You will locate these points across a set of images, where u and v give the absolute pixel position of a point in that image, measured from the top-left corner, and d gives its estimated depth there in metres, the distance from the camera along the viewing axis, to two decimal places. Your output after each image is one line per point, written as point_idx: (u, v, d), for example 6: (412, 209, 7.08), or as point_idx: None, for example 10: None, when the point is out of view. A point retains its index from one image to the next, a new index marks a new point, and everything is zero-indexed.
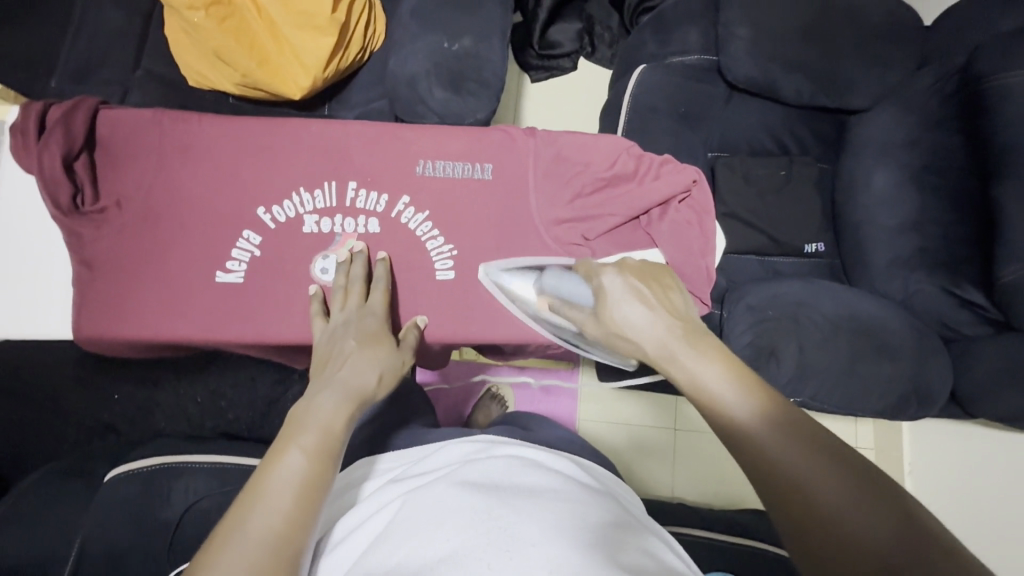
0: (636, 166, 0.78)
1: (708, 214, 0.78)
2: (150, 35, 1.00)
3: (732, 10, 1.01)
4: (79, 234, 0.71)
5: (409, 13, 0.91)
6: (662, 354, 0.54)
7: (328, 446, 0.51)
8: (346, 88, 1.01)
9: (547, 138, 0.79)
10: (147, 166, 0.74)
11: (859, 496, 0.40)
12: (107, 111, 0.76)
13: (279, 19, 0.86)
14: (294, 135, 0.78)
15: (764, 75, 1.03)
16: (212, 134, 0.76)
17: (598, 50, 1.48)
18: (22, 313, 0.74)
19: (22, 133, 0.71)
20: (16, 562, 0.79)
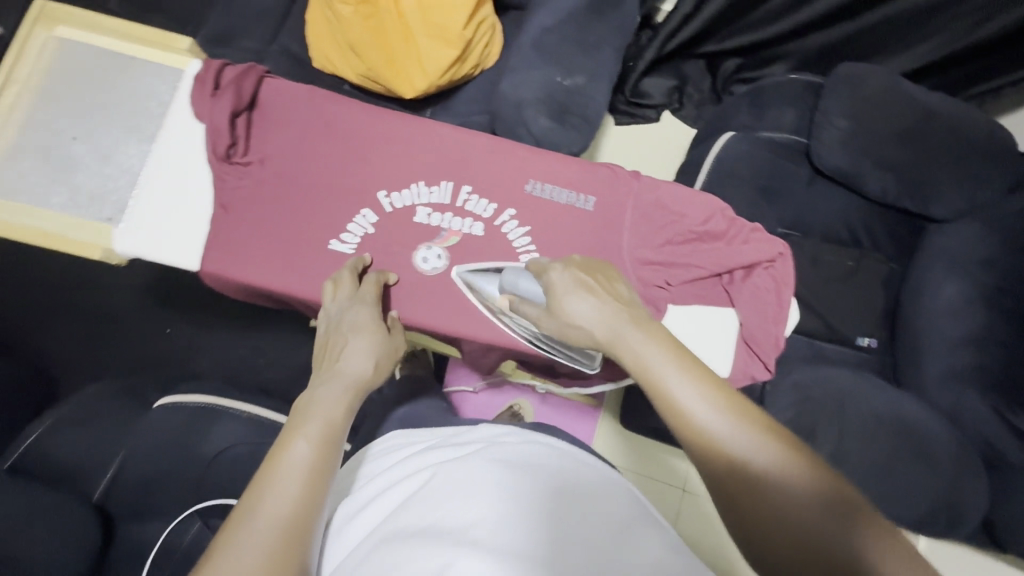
0: (727, 228, 0.80)
1: (790, 286, 0.79)
2: (292, 17, 1.10)
3: (831, 101, 1.06)
4: (224, 180, 0.78)
5: (531, 44, 0.98)
6: (611, 339, 0.61)
7: (328, 436, 0.58)
8: (452, 97, 1.08)
9: (649, 183, 0.81)
10: (295, 134, 0.81)
11: (809, 482, 0.47)
12: (271, 80, 0.83)
13: (414, 25, 0.92)
14: (426, 132, 0.83)
15: (850, 167, 1.05)
16: (356, 117, 0.83)
17: (685, 108, 1.52)
18: (151, 238, 0.76)
19: (200, 82, 0.79)
20: (68, 459, 0.87)
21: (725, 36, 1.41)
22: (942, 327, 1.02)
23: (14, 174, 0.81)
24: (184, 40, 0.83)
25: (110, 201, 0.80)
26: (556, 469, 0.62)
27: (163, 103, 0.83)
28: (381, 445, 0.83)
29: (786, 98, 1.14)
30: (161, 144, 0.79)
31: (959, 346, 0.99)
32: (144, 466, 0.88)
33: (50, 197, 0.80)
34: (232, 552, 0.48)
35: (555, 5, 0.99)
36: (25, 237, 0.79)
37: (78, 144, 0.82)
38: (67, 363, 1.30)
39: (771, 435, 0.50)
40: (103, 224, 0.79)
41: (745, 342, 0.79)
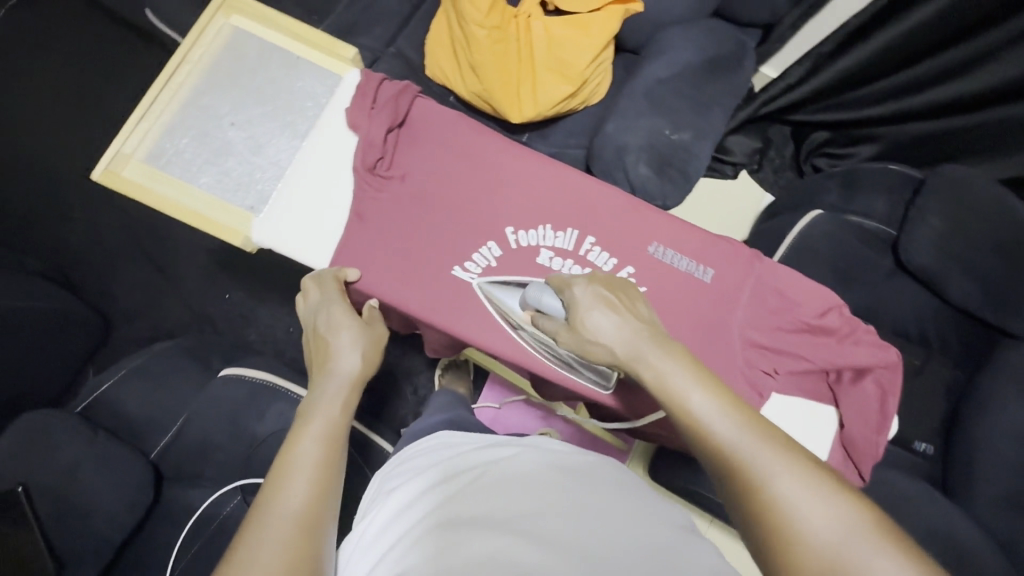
0: (842, 325, 0.77)
1: (894, 395, 0.76)
2: (411, 22, 1.12)
3: (929, 199, 1.03)
4: (365, 190, 0.80)
5: (642, 90, 0.98)
6: (629, 359, 0.61)
7: (330, 430, 0.62)
8: (552, 126, 1.09)
9: (771, 267, 0.79)
10: (439, 157, 0.83)
11: (833, 504, 0.47)
12: (424, 101, 0.85)
13: (537, 56, 0.92)
14: (562, 175, 0.82)
15: (938, 268, 1.02)
16: (499, 149, 0.83)
17: (763, 170, 1.53)
18: (294, 233, 0.79)
19: (362, 94, 0.82)
20: (135, 413, 0.90)
21: (819, 107, 1.37)
22: (1005, 449, 0.98)
23: (169, 146, 0.81)
24: (355, 49, 0.84)
25: (257, 190, 0.80)
26: (604, 481, 0.63)
27: (321, 105, 0.84)
28: (425, 439, 0.80)
29: (880, 187, 1.13)
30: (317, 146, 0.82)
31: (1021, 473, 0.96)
32: (198, 432, 0.90)
33: (200, 176, 0.80)
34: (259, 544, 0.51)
35: (671, 57, 0.99)
36: (172, 212, 0.78)
37: (235, 129, 0.82)
38: (130, 309, 1.35)
39: (789, 454, 0.51)
40: (245, 211, 0.79)
41: (843, 445, 0.77)
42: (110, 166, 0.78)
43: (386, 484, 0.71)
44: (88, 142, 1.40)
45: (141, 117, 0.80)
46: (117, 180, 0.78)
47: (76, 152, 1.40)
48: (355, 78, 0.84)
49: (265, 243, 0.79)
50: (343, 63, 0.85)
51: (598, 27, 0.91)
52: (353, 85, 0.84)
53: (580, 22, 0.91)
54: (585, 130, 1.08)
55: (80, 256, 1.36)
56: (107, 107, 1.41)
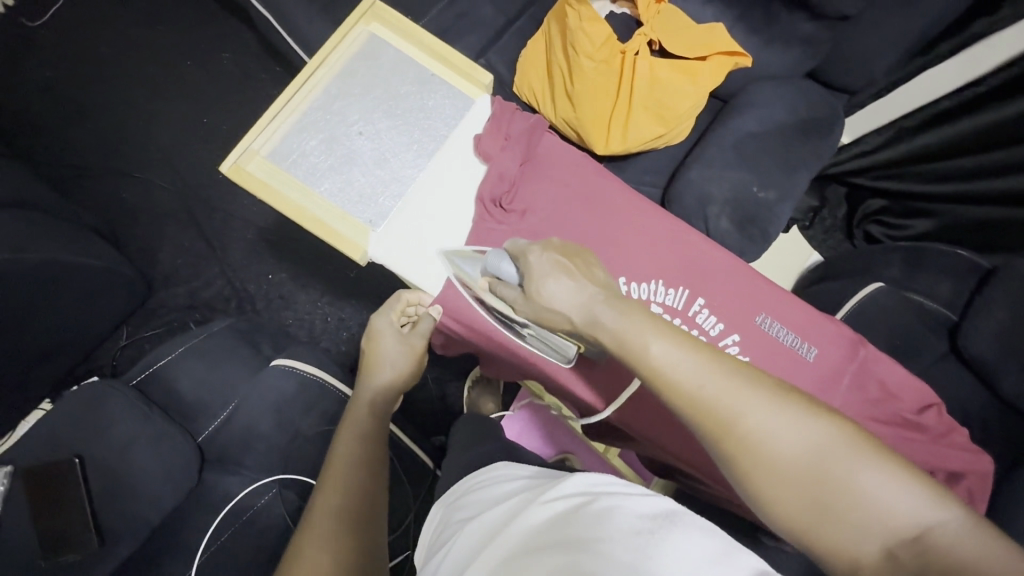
0: (937, 426, 0.77)
1: (981, 501, 0.72)
2: (504, 36, 1.12)
3: (996, 291, 1.03)
4: (484, 219, 0.80)
5: (733, 142, 0.98)
6: (588, 321, 0.57)
7: (361, 425, 0.76)
8: (629, 159, 1.08)
9: (874, 356, 0.79)
10: (559, 195, 0.83)
11: (802, 421, 0.48)
12: (551, 138, 0.86)
13: (637, 95, 0.92)
14: (676, 232, 0.83)
15: (998, 362, 0.99)
16: (618, 197, 0.84)
17: (813, 228, 1.52)
18: (409, 256, 0.80)
19: (498, 123, 0.83)
20: (184, 393, 0.91)
21: (883, 174, 1.36)
22: None
23: (297, 146, 0.80)
24: (491, 77, 0.84)
25: (377, 204, 0.80)
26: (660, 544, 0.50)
27: (451, 128, 0.85)
28: (485, 471, 0.77)
29: (943, 270, 1.13)
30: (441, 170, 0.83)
31: None
32: (245, 420, 0.89)
33: (324, 183, 0.80)
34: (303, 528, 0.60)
35: (764, 112, 0.99)
36: (294, 216, 0.78)
37: (363, 140, 0.82)
38: (172, 276, 1.33)
39: (750, 379, 0.50)
40: (364, 224, 0.79)
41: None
42: (239, 161, 0.78)
43: (457, 516, 0.69)
44: (153, 102, 1.39)
45: (272, 116, 0.80)
46: (245, 176, 0.78)
47: (139, 110, 1.38)
48: (484, 105, 0.85)
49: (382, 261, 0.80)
50: (477, 83, 0.85)
51: (706, 77, 0.91)
52: (485, 113, 0.85)
53: (686, 68, 0.91)
54: (662, 170, 1.08)
55: (127, 215, 1.34)
56: (176, 69, 1.40)
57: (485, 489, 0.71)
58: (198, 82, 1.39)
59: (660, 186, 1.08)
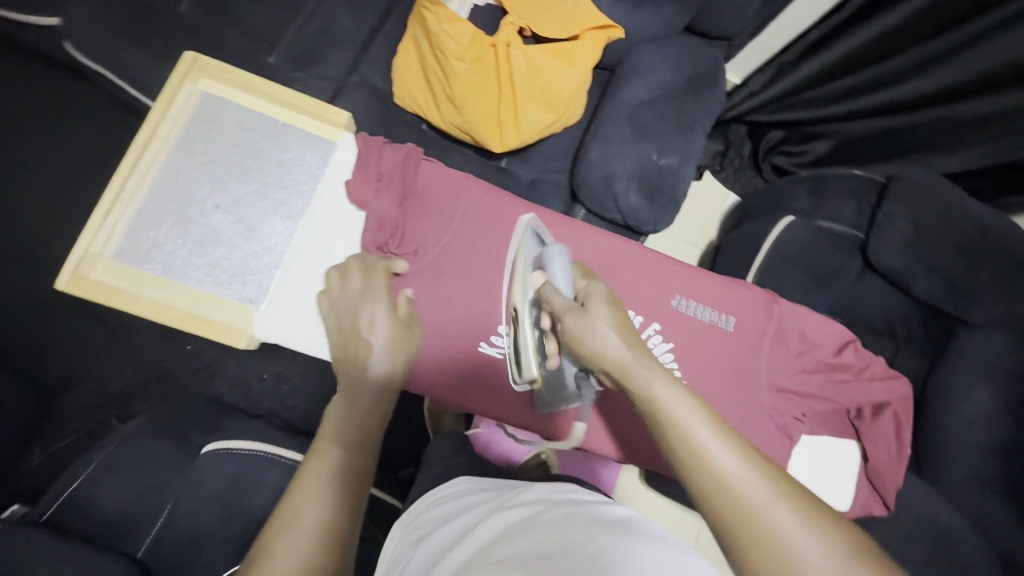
0: (857, 361, 0.81)
1: (909, 424, 0.79)
2: (373, 47, 1.06)
3: (896, 204, 1.09)
4: (380, 269, 0.78)
5: (625, 115, 0.97)
6: (636, 368, 0.56)
7: (357, 422, 0.64)
8: (530, 149, 1.07)
9: (788, 310, 0.81)
10: (448, 225, 0.80)
11: (825, 544, 0.46)
12: (428, 162, 0.83)
13: (520, 87, 0.89)
14: (575, 236, 0.82)
15: (906, 269, 1.09)
16: (510, 212, 0.82)
17: (725, 170, 1.56)
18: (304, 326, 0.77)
19: (365, 166, 0.80)
20: (109, 510, 0.83)
21: (774, 108, 1.40)
22: (970, 431, 1.06)
23: (145, 239, 0.75)
24: (348, 114, 0.81)
25: (253, 280, 0.76)
26: (621, 535, 0.51)
27: (316, 178, 0.80)
28: (445, 490, 0.73)
29: (846, 191, 1.17)
30: (318, 227, 0.79)
31: (989, 453, 1.04)
32: (188, 518, 0.83)
33: (188, 272, 0.75)
34: (285, 539, 0.51)
35: (651, 78, 0.99)
36: (162, 317, 0.73)
37: (220, 214, 0.77)
38: (75, 375, 1.19)
39: (778, 480, 0.49)
40: (244, 304, 0.75)
41: (868, 477, 0.80)
42: (80, 269, 0.72)
43: (409, 539, 0.64)
44: None
45: (105, 212, 0.74)
46: (91, 286, 0.72)
47: None
48: (348, 143, 0.82)
49: (276, 339, 0.76)
50: (336, 122, 0.82)
51: (582, 57, 0.88)
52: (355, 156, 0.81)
53: (560, 50, 0.88)
54: (565, 154, 1.07)
55: None
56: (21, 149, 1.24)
57: (444, 503, 0.68)
58: (48, 157, 1.24)
59: (566, 171, 1.07)
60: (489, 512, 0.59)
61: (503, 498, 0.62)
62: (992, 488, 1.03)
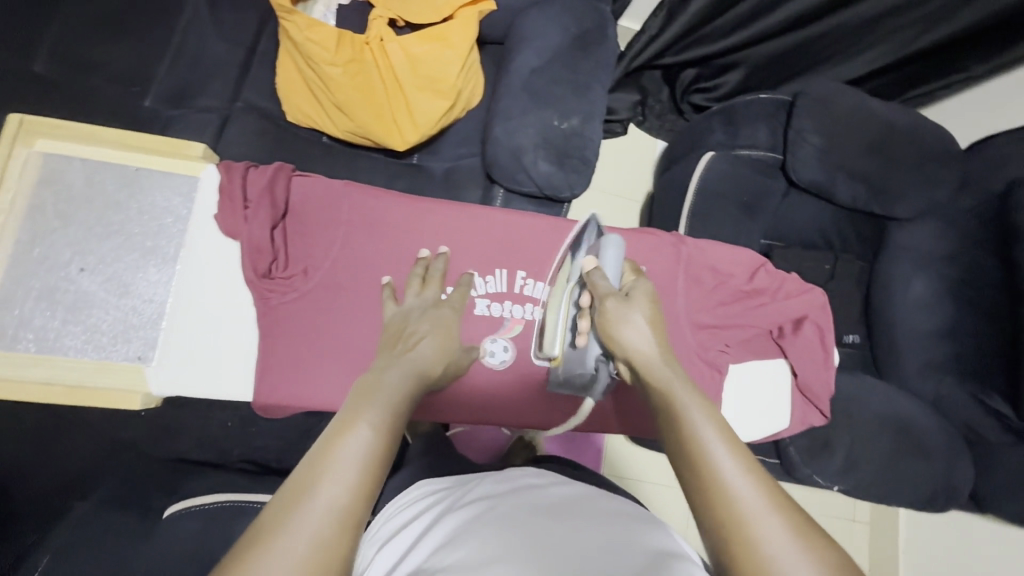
0: (770, 282, 0.84)
1: (831, 331, 0.83)
2: (253, 69, 1.02)
3: (803, 118, 1.09)
4: (269, 298, 0.76)
5: (519, 85, 0.96)
6: (657, 368, 0.60)
7: (394, 411, 0.55)
8: (437, 140, 1.05)
9: (695, 247, 0.82)
10: (334, 239, 0.79)
11: (811, 564, 0.43)
12: (299, 179, 0.81)
13: (404, 78, 0.87)
14: (469, 219, 0.84)
15: (828, 180, 1.10)
16: (396, 211, 0.82)
17: (648, 120, 1.55)
18: (203, 370, 0.75)
19: (230, 197, 0.77)
20: None
21: (680, 46, 1.39)
22: (915, 321, 1.11)
23: (7, 320, 0.71)
24: (202, 147, 0.78)
25: (138, 336, 0.74)
26: (576, 511, 0.59)
27: (183, 220, 0.77)
28: (399, 498, 0.74)
29: (757, 115, 1.18)
30: (197, 268, 0.76)
31: (935, 338, 1.09)
32: None
33: (65, 343, 0.72)
34: (295, 519, 0.44)
35: (539, 43, 0.97)
36: (41, 396, 0.69)
37: (88, 276, 0.74)
38: None
39: (776, 499, 0.48)
40: (133, 362, 0.73)
41: (801, 391, 0.83)
42: None
43: (372, 547, 0.64)
44: None
45: None
46: None
47: None
48: (210, 176, 0.78)
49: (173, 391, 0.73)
50: (189, 156, 0.78)
51: (456, 36, 0.86)
52: (219, 188, 0.78)
53: (436, 35, 0.86)
54: (473, 138, 1.06)
55: None
56: None
57: (404, 508, 0.69)
58: None
59: (477, 154, 1.05)
60: (455, 512, 0.61)
61: (462, 496, 0.65)
62: (944, 369, 1.08)
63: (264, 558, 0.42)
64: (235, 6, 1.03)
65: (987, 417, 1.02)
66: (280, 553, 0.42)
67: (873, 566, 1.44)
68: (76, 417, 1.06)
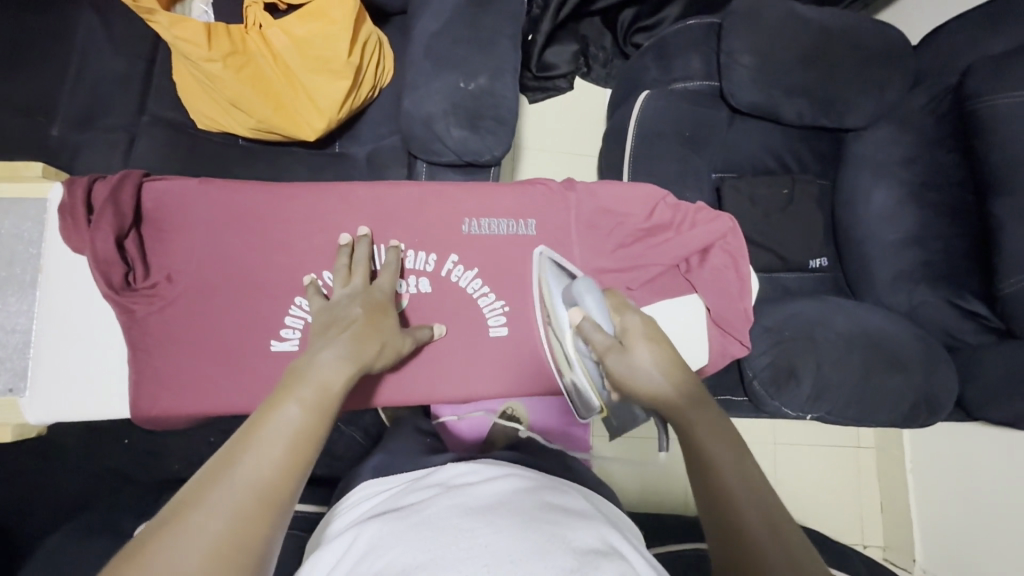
0: (673, 216, 0.82)
1: (744, 254, 0.82)
2: (154, 79, 0.99)
3: (733, 38, 1.03)
4: (133, 311, 0.72)
5: (422, 53, 0.91)
6: (679, 408, 0.57)
7: (326, 393, 0.51)
8: (354, 125, 1.02)
9: (586, 190, 0.81)
10: (196, 239, 0.74)
11: None
12: (152, 183, 0.75)
13: (295, 65, 0.84)
14: (341, 195, 0.78)
15: (767, 100, 1.04)
16: (259, 202, 0.76)
17: (593, 70, 1.47)
18: (79, 395, 0.72)
19: (71, 212, 0.71)
20: None
21: None
22: (884, 232, 1.04)
23: None
24: (39, 165, 0.73)
25: (7, 368, 0.71)
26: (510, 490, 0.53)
27: (37, 245, 0.73)
28: (357, 495, 0.71)
29: (689, 44, 1.12)
30: (54, 294, 0.72)
31: (905, 247, 1.02)
32: None
33: None
34: (215, 492, 0.40)
35: (437, 5, 0.93)
36: None
37: None
38: None
39: (779, 527, 0.46)
40: (5, 396, 0.71)
41: (717, 324, 0.82)
42: None
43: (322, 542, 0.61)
44: None
45: None
46: None
47: None
48: (55, 194, 0.73)
49: (50, 419, 0.71)
50: (30, 176, 0.73)
51: (337, 10, 0.82)
52: (56, 206, 0.72)
53: (317, 13, 0.83)
54: (390, 115, 1.01)
55: None
56: None
57: (344, 521, 0.64)
58: None
59: (397, 133, 1.01)
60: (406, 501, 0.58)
61: (394, 505, 0.58)
62: (916, 277, 1.01)
63: (176, 534, 0.37)
64: (127, 18, 1.00)
65: (966, 321, 0.97)
66: (195, 525, 0.38)
67: (885, 487, 1.41)
68: (51, 453, 1.07)
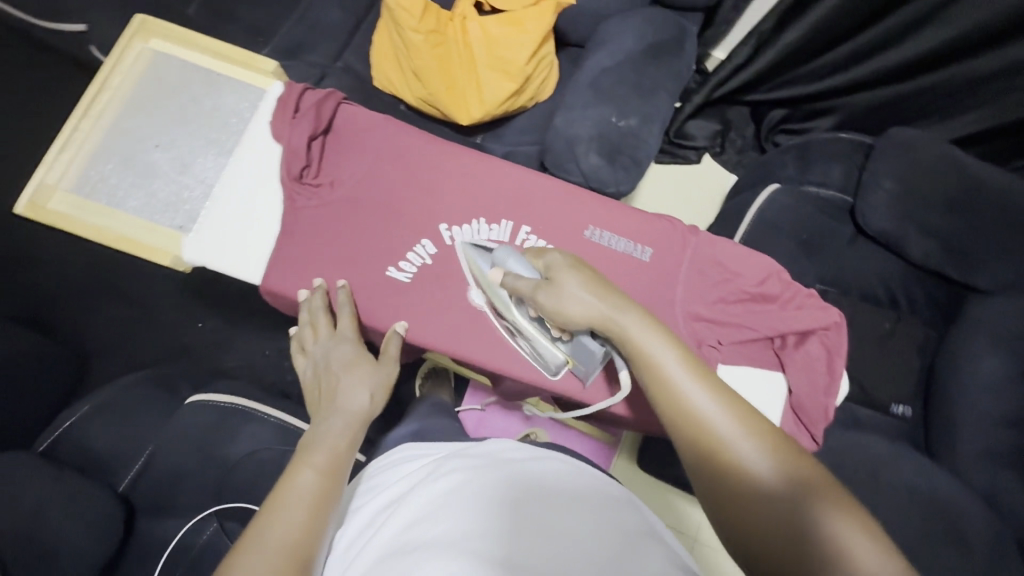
0: (782, 291, 0.82)
1: (843, 355, 0.80)
2: (357, 36, 1.13)
3: (879, 164, 1.04)
4: (295, 199, 0.81)
5: (588, 82, 0.99)
6: (614, 318, 0.59)
7: (332, 461, 0.62)
8: (503, 124, 1.10)
9: (707, 241, 0.84)
10: (365, 163, 0.85)
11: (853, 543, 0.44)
12: (348, 106, 0.87)
13: (479, 59, 0.94)
14: (494, 170, 0.86)
15: (897, 231, 1.03)
16: (426, 151, 0.86)
17: (726, 152, 1.49)
18: (223, 251, 0.81)
19: (284, 105, 0.83)
20: (100, 451, 0.92)
21: (772, 86, 1.35)
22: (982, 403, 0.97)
23: (95, 175, 0.87)
24: (274, 62, 0.87)
25: (184, 210, 0.84)
26: (527, 487, 0.55)
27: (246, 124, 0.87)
28: (385, 457, 0.73)
29: (832, 156, 1.13)
30: (242, 162, 0.83)
31: (1001, 426, 0.95)
32: (172, 460, 0.90)
33: (127, 201, 0.85)
34: (247, 560, 0.51)
35: (615, 47, 1.01)
36: (96, 235, 0.85)
37: (159, 152, 0.87)
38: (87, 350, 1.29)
39: (806, 485, 0.47)
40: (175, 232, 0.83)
41: (793, 409, 0.80)
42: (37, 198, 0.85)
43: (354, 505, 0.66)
44: None
45: (63, 147, 0.86)
46: (46, 213, 0.85)
47: None
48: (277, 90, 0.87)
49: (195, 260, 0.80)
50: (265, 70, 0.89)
51: (532, 23, 0.92)
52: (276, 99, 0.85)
53: (512, 19, 0.93)
54: (537, 127, 1.09)
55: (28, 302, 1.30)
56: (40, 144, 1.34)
57: (385, 474, 0.67)
58: None
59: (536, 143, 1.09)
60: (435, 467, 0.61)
61: (432, 471, 0.61)
62: (1005, 461, 0.94)
63: None
64: None
65: None
66: None
67: None
68: (146, 311, 1.21)
